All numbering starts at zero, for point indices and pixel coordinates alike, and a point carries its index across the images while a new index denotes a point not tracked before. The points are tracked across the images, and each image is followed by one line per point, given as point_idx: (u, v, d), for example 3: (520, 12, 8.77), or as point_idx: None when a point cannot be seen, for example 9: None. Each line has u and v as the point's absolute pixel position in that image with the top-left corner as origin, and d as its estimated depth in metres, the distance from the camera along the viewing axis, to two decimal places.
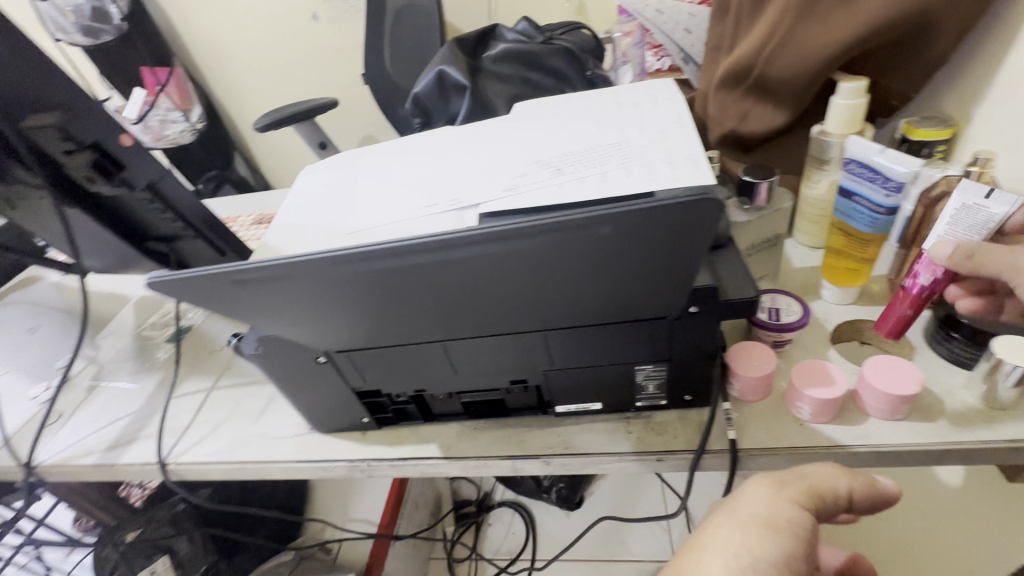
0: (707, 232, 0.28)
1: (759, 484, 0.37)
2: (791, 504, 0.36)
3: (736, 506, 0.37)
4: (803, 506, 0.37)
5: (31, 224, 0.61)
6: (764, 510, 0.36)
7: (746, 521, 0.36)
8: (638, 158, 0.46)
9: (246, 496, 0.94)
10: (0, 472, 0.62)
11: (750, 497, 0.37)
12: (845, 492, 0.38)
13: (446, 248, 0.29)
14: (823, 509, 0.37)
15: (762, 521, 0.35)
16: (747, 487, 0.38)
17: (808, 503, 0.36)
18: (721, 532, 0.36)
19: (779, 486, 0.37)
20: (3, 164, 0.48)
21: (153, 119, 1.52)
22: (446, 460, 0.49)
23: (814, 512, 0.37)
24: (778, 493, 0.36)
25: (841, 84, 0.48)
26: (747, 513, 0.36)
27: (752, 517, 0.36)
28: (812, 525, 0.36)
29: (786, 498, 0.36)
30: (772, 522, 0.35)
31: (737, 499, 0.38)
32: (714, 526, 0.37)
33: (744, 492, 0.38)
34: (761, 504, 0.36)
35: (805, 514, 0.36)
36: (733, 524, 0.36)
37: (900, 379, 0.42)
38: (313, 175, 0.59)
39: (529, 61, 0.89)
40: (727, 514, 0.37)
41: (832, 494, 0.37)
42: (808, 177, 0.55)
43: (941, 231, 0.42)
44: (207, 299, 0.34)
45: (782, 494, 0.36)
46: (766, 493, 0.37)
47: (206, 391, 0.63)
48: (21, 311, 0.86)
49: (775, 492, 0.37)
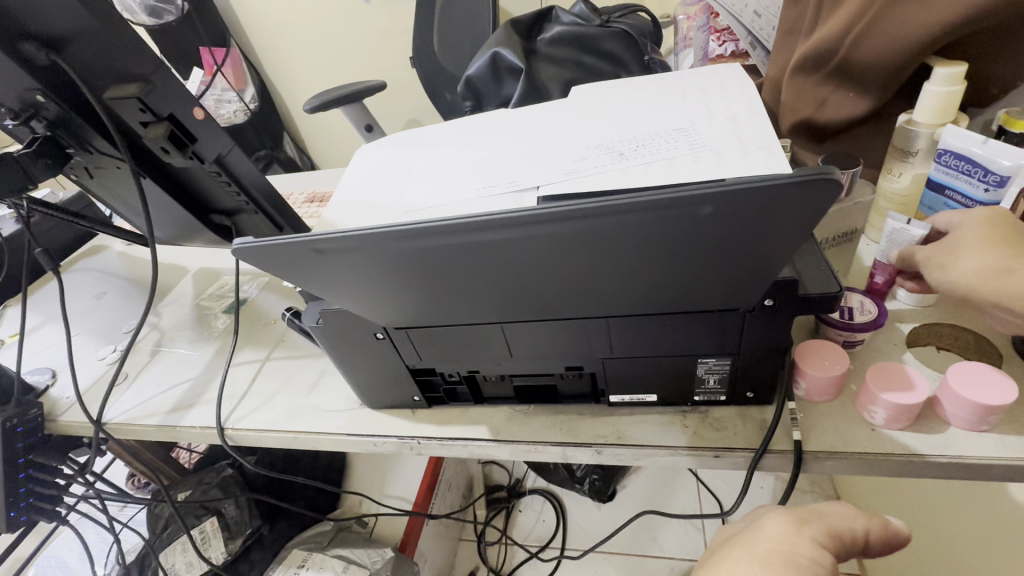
0: (808, 216, 0.27)
1: (778, 519, 0.36)
2: (809, 541, 0.34)
3: (748, 537, 0.36)
4: (825, 545, 0.35)
5: (107, 192, 0.65)
6: (781, 545, 0.34)
7: (763, 555, 0.34)
8: (709, 143, 0.44)
9: (290, 466, 0.97)
10: (73, 426, 0.65)
11: (764, 530, 0.35)
12: (862, 533, 0.37)
13: (529, 224, 0.28)
14: (840, 550, 0.36)
15: (782, 555, 0.33)
16: (759, 520, 0.36)
17: (830, 543, 0.35)
18: (736, 562, 0.34)
19: (799, 523, 0.35)
20: (86, 133, 0.52)
21: (209, 99, 1.63)
22: (495, 442, 0.49)
23: (830, 554, 0.35)
24: (796, 529, 0.35)
25: (937, 70, 0.44)
26: (764, 546, 0.34)
27: (768, 551, 0.34)
28: (834, 564, 0.34)
29: (803, 535, 0.35)
30: (791, 557, 0.33)
31: (748, 531, 0.36)
32: (728, 554, 0.35)
33: (758, 524, 0.36)
34: (780, 537, 0.34)
35: (825, 553, 0.34)
36: (751, 554, 0.34)
37: (987, 389, 0.39)
38: (372, 153, 0.60)
39: (585, 44, 0.86)
40: (744, 544, 0.35)
41: (850, 535, 0.36)
42: (890, 170, 0.52)
43: (885, 249, 0.48)
44: (284, 265, 0.34)
45: (798, 531, 0.35)
46: (785, 526, 0.35)
47: (261, 361, 0.65)
48: (90, 277, 0.91)
49: (790, 528, 0.35)
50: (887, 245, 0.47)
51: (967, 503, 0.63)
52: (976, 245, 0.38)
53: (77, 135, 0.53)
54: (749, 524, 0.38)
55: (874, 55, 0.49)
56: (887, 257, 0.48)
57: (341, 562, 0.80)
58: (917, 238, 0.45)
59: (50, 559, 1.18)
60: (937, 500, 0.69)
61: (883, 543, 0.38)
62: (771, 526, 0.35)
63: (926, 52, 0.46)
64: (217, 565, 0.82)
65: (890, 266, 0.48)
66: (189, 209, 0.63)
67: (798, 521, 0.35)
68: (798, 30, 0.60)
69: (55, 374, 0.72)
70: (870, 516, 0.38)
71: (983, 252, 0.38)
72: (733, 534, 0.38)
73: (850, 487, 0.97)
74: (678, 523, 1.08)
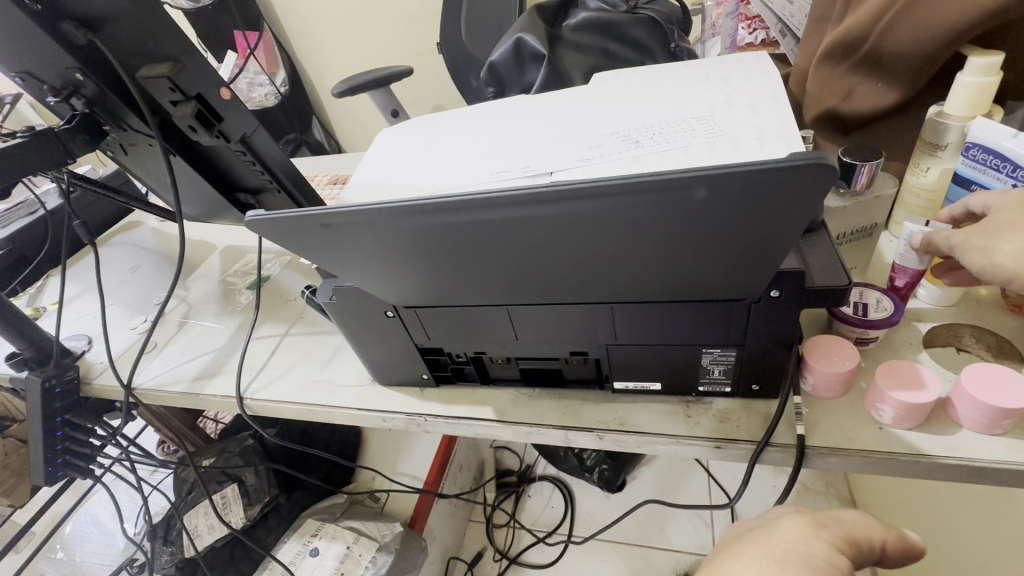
0: (809, 201, 0.26)
1: (797, 521, 0.35)
2: (826, 545, 0.34)
3: (764, 535, 0.35)
4: (842, 551, 0.34)
5: (141, 169, 0.68)
6: (796, 545, 0.34)
7: (778, 553, 0.33)
8: (725, 133, 0.43)
9: (307, 439, 1.00)
10: (106, 389, 0.69)
11: (780, 531, 0.35)
12: (879, 542, 0.36)
13: (529, 204, 0.29)
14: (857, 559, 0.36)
15: (798, 555, 0.33)
16: (775, 521, 0.36)
17: (847, 549, 0.34)
18: (748, 558, 0.34)
19: (816, 527, 0.35)
20: (122, 111, 0.54)
21: (242, 81, 1.68)
22: (500, 423, 0.50)
23: (846, 560, 0.34)
24: (814, 532, 0.34)
25: (970, 60, 0.42)
26: (779, 545, 0.34)
27: (783, 550, 0.34)
28: (850, 569, 0.33)
29: (820, 538, 0.34)
30: (806, 558, 0.33)
31: (763, 530, 0.36)
32: (741, 550, 0.35)
33: (773, 524, 0.36)
34: (796, 537, 0.34)
35: (841, 557, 0.34)
36: (764, 551, 0.34)
37: (1007, 392, 0.38)
38: (391, 136, 0.61)
39: (611, 31, 0.85)
40: (759, 541, 0.35)
41: (867, 543, 0.36)
42: (916, 164, 0.50)
43: (902, 252, 0.46)
44: (297, 240, 0.36)
45: (816, 533, 0.34)
46: (801, 528, 0.35)
47: (280, 336, 0.68)
48: (126, 250, 0.95)
49: (807, 530, 0.35)
50: (905, 249, 0.45)
51: (982, 509, 0.62)
52: (1019, 226, 0.37)
53: (112, 112, 0.55)
54: (763, 523, 0.37)
55: (905, 43, 0.47)
56: (910, 261, 0.45)
57: (352, 534, 0.83)
58: None
59: (86, 516, 1.25)
60: (952, 506, 0.67)
61: (898, 556, 0.37)
62: (788, 525, 0.35)
63: (959, 41, 0.44)
64: (237, 528, 0.86)
65: (912, 270, 0.46)
66: (217, 187, 0.65)
67: (815, 524, 0.35)
68: (828, 18, 0.58)
69: (90, 341, 0.76)
70: (887, 527, 0.37)
71: (1015, 235, 0.37)
72: (746, 530, 0.38)
73: (865, 489, 0.95)
74: (687, 517, 1.08)
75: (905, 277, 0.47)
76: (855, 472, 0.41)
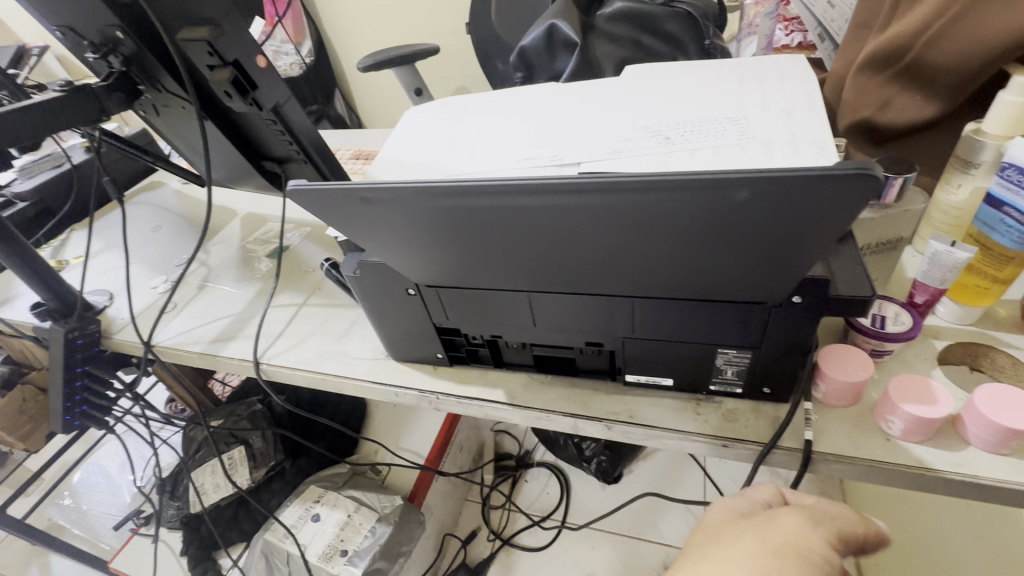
0: (844, 211, 0.27)
1: (797, 514, 0.36)
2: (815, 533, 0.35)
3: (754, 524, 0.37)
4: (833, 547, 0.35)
5: (172, 131, 0.68)
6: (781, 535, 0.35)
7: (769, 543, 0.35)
8: (757, 137, 0.43)
9: (313, 409, 1.02)
10: (126, 344, 0.71)
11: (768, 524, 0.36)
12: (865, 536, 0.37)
13: (567, 194, 0.29)
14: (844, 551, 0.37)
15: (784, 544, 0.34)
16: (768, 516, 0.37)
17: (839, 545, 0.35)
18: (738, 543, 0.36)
19: (814, 521, 0.36)
20: (158, 72, 0.55)
21: (268, 49, 1.68)
22: (511, 406, 0.51)
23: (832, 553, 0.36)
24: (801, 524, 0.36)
25: (1014, 79, 0.42)
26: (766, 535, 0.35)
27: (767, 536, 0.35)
28: (841, 565, 0.34)
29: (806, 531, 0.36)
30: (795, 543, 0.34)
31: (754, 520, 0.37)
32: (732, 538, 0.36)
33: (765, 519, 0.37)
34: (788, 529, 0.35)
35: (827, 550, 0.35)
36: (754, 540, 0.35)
37: (1020, 413, 0.38)
38: (419, 116, 0.61)
39: (645, 23, 0.84)
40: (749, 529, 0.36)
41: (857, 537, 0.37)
42: (948, 181, 0.50)
43: (925, 271, 0.46)
44: (333, 212, 0.36)
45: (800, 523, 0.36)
46: (794, 519, 0.36)
47: (297, 306, 0.69)
48: (149, 210, 0.96)
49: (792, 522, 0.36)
50: (929, 267, 0.45)
51: (978, 527, 0.62)
52: None
53: (148, 72, 0.56)
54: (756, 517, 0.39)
55: (949, 58, 0.46)
56: (932, 279, 0.45)
57: (353, 503, 0.85)
58: (960, 261, 0.43)
59: (94, 466, 1.29)
60: (948, 524, 0.68)
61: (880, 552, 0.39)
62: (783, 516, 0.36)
63: (1005, 60, 0.44)
64: (242, 489, 0.89)
65: (933, 287, 0.46)
66: (245, 154, 0.66)
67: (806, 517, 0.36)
68: (871, 25, 0.58)
69: (112, 296, 0.77)
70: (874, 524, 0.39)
71: None
72: (742, 517, 0.39)
73: (860, 499, 0.96)
74: (679, 511, 1.09)
75: (925, 294, 0.47)
76: (857, 479, 0.41)
